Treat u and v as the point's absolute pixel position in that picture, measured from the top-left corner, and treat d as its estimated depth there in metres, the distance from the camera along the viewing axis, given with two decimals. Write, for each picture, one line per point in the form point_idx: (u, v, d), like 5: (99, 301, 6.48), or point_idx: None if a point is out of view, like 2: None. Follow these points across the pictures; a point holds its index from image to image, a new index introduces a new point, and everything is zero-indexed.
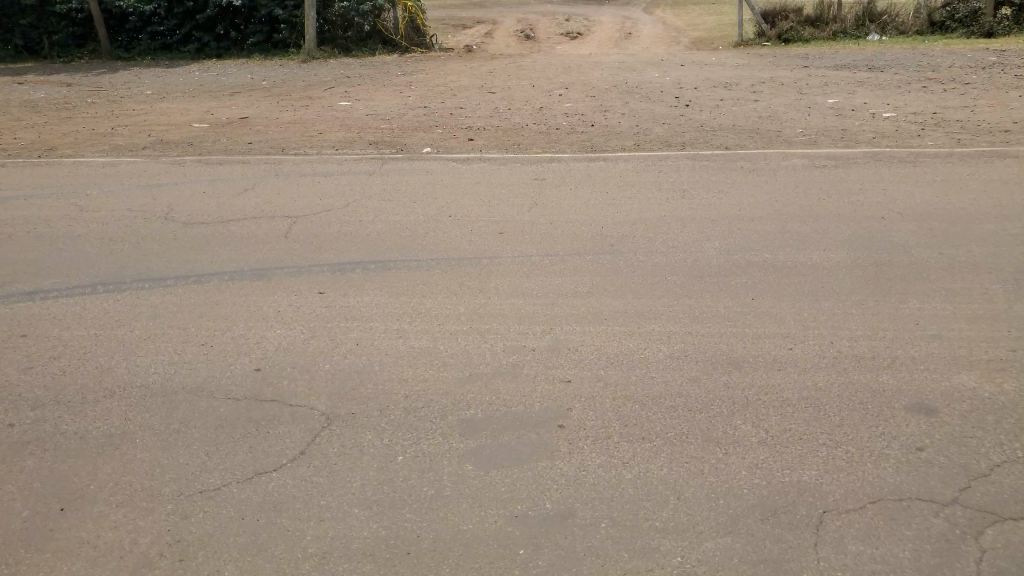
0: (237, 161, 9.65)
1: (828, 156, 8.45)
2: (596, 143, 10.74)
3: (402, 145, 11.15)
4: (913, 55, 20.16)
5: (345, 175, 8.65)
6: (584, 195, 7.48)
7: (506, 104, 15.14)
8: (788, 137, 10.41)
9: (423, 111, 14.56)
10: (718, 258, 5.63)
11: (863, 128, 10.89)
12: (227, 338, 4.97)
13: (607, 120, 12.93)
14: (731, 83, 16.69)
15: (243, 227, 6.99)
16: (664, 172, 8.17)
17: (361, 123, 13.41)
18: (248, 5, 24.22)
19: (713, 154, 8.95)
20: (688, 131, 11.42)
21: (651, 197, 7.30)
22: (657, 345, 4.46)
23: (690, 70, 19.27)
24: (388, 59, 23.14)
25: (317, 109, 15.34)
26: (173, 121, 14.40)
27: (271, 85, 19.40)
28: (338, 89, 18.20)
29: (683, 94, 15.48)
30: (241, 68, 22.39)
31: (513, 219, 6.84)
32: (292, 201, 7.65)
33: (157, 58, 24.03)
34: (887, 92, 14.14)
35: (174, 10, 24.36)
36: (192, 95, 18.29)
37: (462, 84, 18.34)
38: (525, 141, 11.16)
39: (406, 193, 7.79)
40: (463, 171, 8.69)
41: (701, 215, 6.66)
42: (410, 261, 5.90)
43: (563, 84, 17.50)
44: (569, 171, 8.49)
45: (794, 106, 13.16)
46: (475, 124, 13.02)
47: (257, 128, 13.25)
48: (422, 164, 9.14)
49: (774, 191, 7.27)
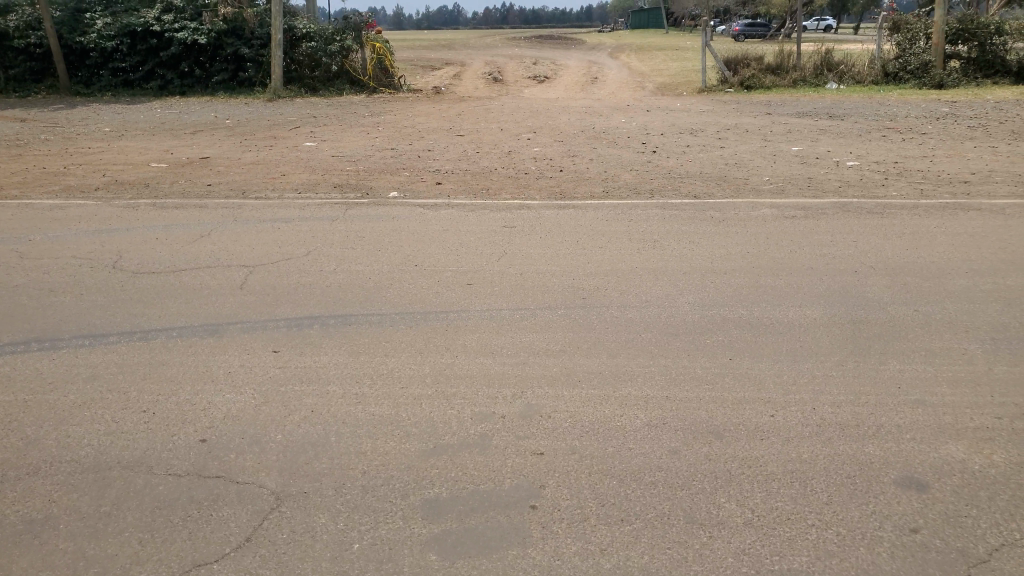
0: (194, 205, 9.31)
1: (794, 206, 8.52)
2: (565, 190, 10.65)
3: (367, 188, 10.93)
4: (870, 104, 20.68)
5: (307, 220, 8.36)
6: (555, 245, 7.28)
7: (474, 147, 15.07)
8: (755, 185, 10.45)
9: (389, 153, 14.39)
10: (694, 314, 5.44)
11: (828, 177, 10.99)
12: (171, 404, 4.63)
13: (575, 166, 12.89)
14: (697, 129, 16.87)
15: (196, 277, 6.65)
16: (635, 222, 8.04)
17: (326, 165, 13.18)
18: (213, 43, 24.00)
19: (683, 202, 8.90)
20: (656, 178, 11.42)
21: (622, 247, 7.14)
22: (633, 412, 4.22)
23: (656, 115, 19.50)
24: (355, 99, 23.04)
25: (281, 150, 15.08)
26: (130, 160, 14.01)
27: (234, 124, 19.10)
28: (303, 129, 17.99)
29: (650, 139, 15.58)
30: (204, 106, 22.07)
31: (482, 270, 6.61)
32: (249, 250, 7.33)
33: (117, 95, 23.60)
34: (849, 141, 14.38)
35: (136, 47, 24.02)
36: (152, 133, 17.91)
37: (429, 126, 18.27)
38: (493, 186, 11.02)
39: (370, 240, 7.52)
40: (429, 217, 8.46)
41: (674, 267, 6.50)
42: (373, 316, 5.60)
43: (531, 127, 17.53)
44: (539, 219, 8.31)
45: (759, 154, 13.30)
46: (442, 168, 12.87)
47: (218, 169, 12.92)
48: (387, 209, 8.89)
49: (747, 242, 7.16)
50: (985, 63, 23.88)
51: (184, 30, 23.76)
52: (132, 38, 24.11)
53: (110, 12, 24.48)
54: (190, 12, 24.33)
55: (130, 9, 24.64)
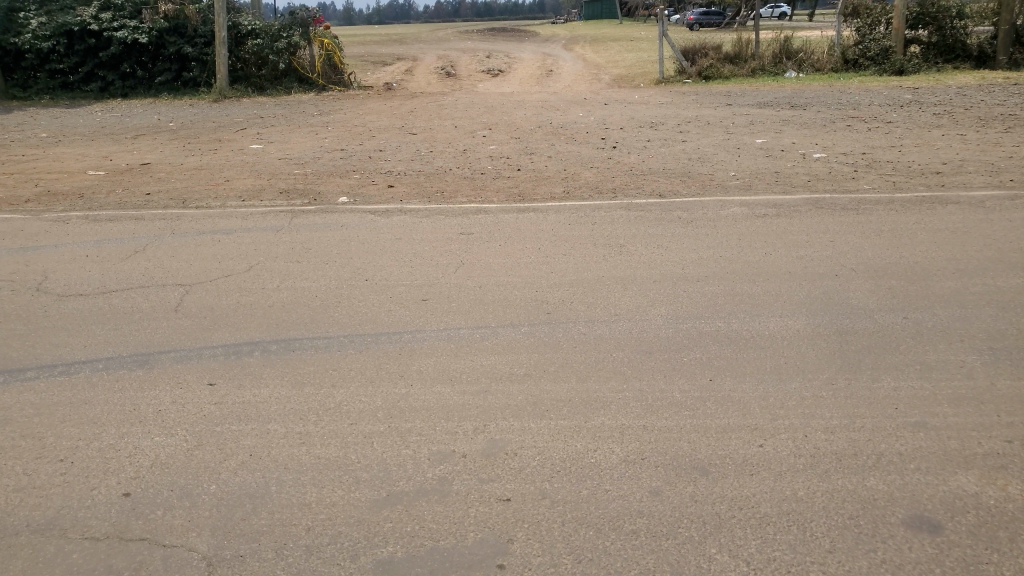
0: (131, 216, 8.63)
1: (763, 204, 8.31)
2: (524, 190, 10.25)
3: (317, 194, 10.39)
4: (831, 92, 20.66)
5: (252, 232, 7.76)
6: (515, 253, 6.84)
7: (429, 146, 14.58)
8: (722, 180, 10.22)
9: (341, 155, 13.82)
10: (666, 330, 5.08)
11: (793, 172, 10.80)
12: (89, 452, 3.90)
13: (534, 164, 12.49)
14: (658, 122, 16.63)
15: (127, 298, 5.92)
16: (598, 225, 7.65)
17: (274, 169, 12.58)
18: (155, 42, 23.06)
19: (647, 202, 8.55)
20: (619, 175, 11.08)
21: (586, 254, 6.74)
22: (609, 445, 3.82)
23: (614, 109, 19.21)
24: (306, 98, 22.34)
25: (228, 153, 14.39)
26: (67, 168, 13.20)
27: (179, 127, 18.28)
28: (251, 131, 17.28)
29: (610, 134, 15.25)
30: (147, 108, 21.15)
31: (437, 283, 6.14)
32: (187, 267, 6.68)
33: (55, 98, 22.48)
34: (812, 132, 14.25)
35: (73, 46, 22.91)
36: (91, 138, 17.03)
37: (383, 124, 17.71)
38: (449, 188, 10.56)
39: (318, 253, 6.97)
40: (382, 224, 7.98)
41: (642, 276, 6.12)
42: (319, 340, 5.11)
43: (487, 124, 17.08)
44: (497, 224, 7.87)
45: (723, 147, 13.09)
46: (396, 169, 12.37)
47: (160, 176, 12.23)
48: (337, 216, 8.36)
49: (717, 246, 6.82)
50: (945, 48, 24.11)
51: (123, 29, 22.81)
52: (69, 37, 23.02)
53: (44, 11, 23.26)
54: (129, 9, 23.32)
55: (65, 7, 23.44)
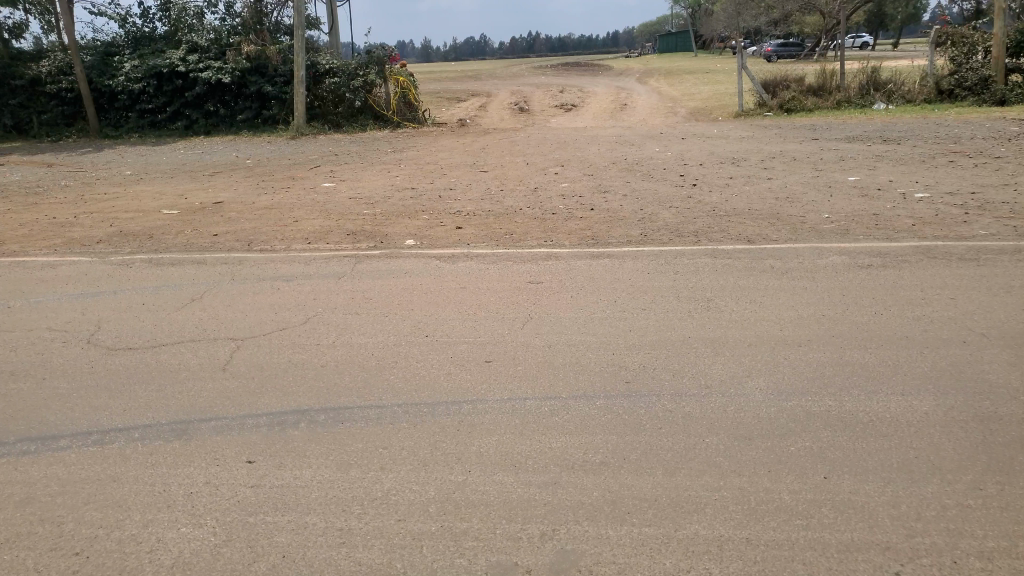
0: (195, 260, 8.47)
1: (867, 252, 7.47)
2: (599, 233, 9.66)
3: (382, 236, 10.06)
4: (926, 124, 19.40)
5: (313, 278, 7.44)
6: (589, 306, 6.23)
7: (499, 184, 14.22)
8: (814, 224, 9.40)
9: (410, 194, 13.59)
10: (767, 411, 4.37)
11: (896, 214, 9.85)
12: (107, 545, 3.48)
13: (608, 203, 11.89)
14: (739, 157, 15.83)
15: (176, 355, 5.57)
16: (680, 274, 6.98)
17: (343, 209, 12.40)
18: (238, 82, 23.70)
19: (733, 248, 7.84)
20: (700, 216, 10.38)
21: (667, 309, 6.08)
22: (705, 565, 3.16)
23: (692, 143, 18.49)
24: (379, 135, 22.49)
25: (299, 192, 14.37)
26: (144, 207, 13.40)
27: (255, 164, 18.54)
28: (323, 168, 17.35)
29: (689, 171, 14.56)
30: (227, 146, 21.65)
31: (502, 340, 5.58)
32: (242, 319, 6.36)
33: (143, 136, 23.30)
34: (911, 169, 13.18)
35: (162, 87, 23.77)
36: (172, 176, 17.42)
37: (453, 162, 17.53)
38: (518, 230, 10.07)
39: (377, 304, 6.54)
40: (446, 271, 7.52)
41: (734, 338, 5.40)
42: (371, 408, 4.60)
43: (559, 160, 16.66)
44: (568, 271, 7.30)
45: (812, 185, 12.23)
46: (465, 209, 12.00)
47: (231, 215, 12.21)
48: (400, 261, 7.96)
49: (818, 303, 6.04)
50: None
51: (208, 70, 23.35)
52: (158, 78, 23.81)
53: (137, 54, 24.23)
54: (214, 51, 23.93)
55: (157, 51, 24.37)
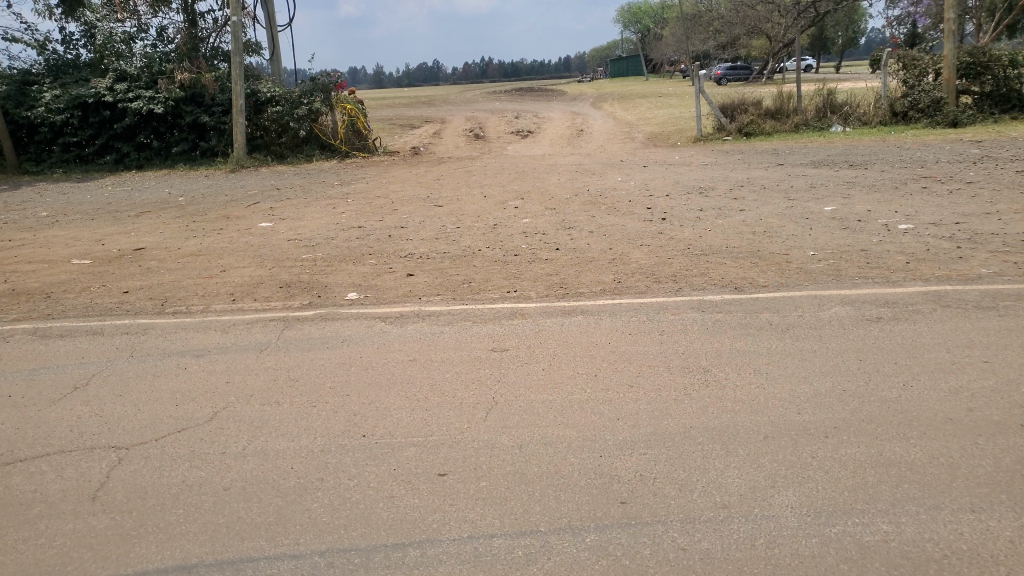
0: (93, 329, 7.16)
1: (872, 300, 6.59)
2: (567, 277, 8.68)
3: (321, 288, 8.87)
4: (886, 147, 19.05)
5: (229, 351, 6.23)
6: (563, 383, 5.14)
7: (453, 220, 13.19)
8: (802, 265, 8.59)
9: (356, 234, 12.44)
10: (807, 543, 3.30)
11: (885, 250, 9.11)
12: None
13: (572, 241, 10.93)
14: (705, 186, 15.13)
15: (34, 478, 4.34)
16: (665, 335, 5.97)
17: (280, 254, 11.18)
18: (172, 112, 22.30)
19: (720, 299, 6.90)
20: (675, 256, 9.50)
21: (657, 384, 5.04)
22: None
23: (654, 171, 17.77)
24: (325, 166, 21.31)
25: (232, 234, 13.10)
26: (54, 256, 11.95)
27: (188, 202, 17.14)
28: (263, 205, 16.07)
29: (655, 202, 13.75)
30: (160, 181, 20.18)
31: (457, 439, 4.44)
32: (133, 415, 5.12)
33: (68, 173, 21.64)
34: (887, 196, 12.56)
35: (88, 119, 22.15)
36: (95, 217, 15.92)
37: (404, 195, 16.44)
38: (475, 276, 9.02)
39: (303, 388, 5.34)
40: (393, 336, 6.38)
41: (745, 429, 4.36)
42: (282, 560, 3.45)
43: (517, 192, 15.71)
44: (534, 333, 6.24)
45: (788, 218, 11.52)
46: (417, 251, 10.90)
47: (153, 264, 10.90)
48: (335, 324, 6.78)
49: (835, 371, 5.06)
50: (1000, 98, 22.52)
51: (138, 99, 21.83)
52: (84, 109, 22.15)
53: (59, 82, 22.50)
54: (145, 79, 22.46)
55: (80, 79, 22.67)
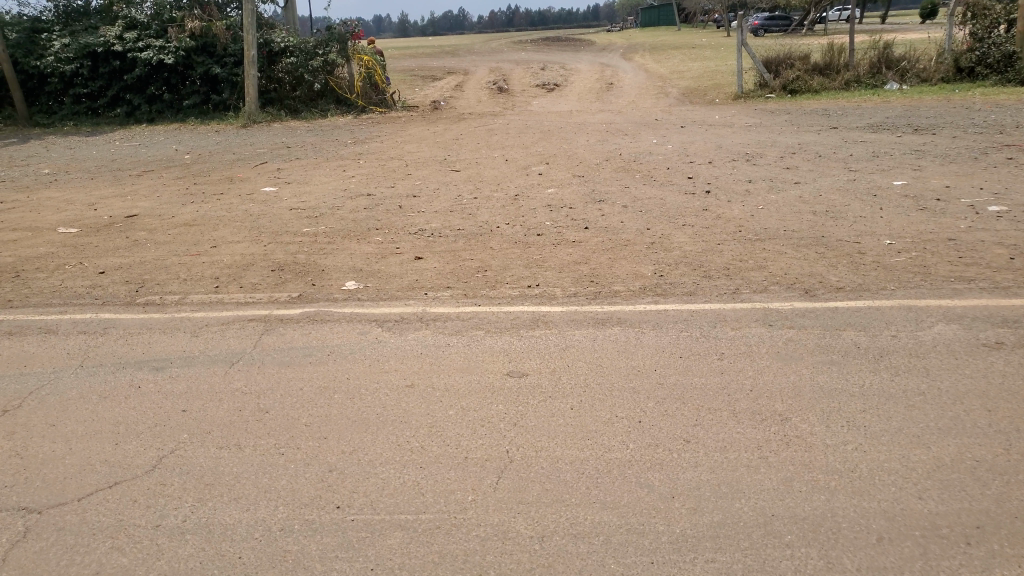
0: (47, 325, 6.05)
1: (982, 316, 5.35)
2: (600, 267, 7.49)
3: (318, 272, 7.77)
4: (953, 109, 17.31)
5: (195, 365, 5.14)
6: (597, 433, 4.02)
7: (474, 188, 12.00)
8: (878, 258, 7.35)
9: (367, 202, 11.30)
10: None
11: (975, 238, 7.80)
12: None
13: (605, 219, 9.73)
14: (752, 152, 13.73)
15: None
16: (725, 363, 4.79)
17: (282, 226, 10.09)
18: (184, 63, 21.09)
19: (788, 309, 5.69)
20: (726, 241, 8.26)
21: (722, 442, 3.90)
22: None
23: (694, 132, 16.33)
24: (342, 122, 20.10)
25: (234, 200, 12.03)
26: (40, 222, 10.94)
27: (194, 160, 16.09)
28: (271, 166, 14.95)
29: (697, 171, 12.41)
30: (169, 136, 19.11)
31: (458, 521, 3.35)
32: (61, 457, 4.00)
33: (78, 126, 20.60)
34: (963, 169, 11.12)
35: (98, 69, 21.01)
36: (94, 176, 14.90)
37: (422, 156, 15.23)
38: (495, 263, 7.90)
39: (272, 425, 4.28)
40: (390, 348, 5.29)
41: (849, 528, 3.22)
42: None
43: (545, 155, 14.42)
44: (560, 352, 5.09)
45: (854, 195, 10.18)
46: (432, 226, 9.75)
47: (143, 236, 9.87)
48: (323, 330, 5.68)
49: (956, 432, 3.88)
50: None
51: (148, 49, 20.62)
52: (93, 59, 21.01)
53: (69, 31, 21.35)
54: (155, 27, 21.20)
55: (90, 27, 21.52)
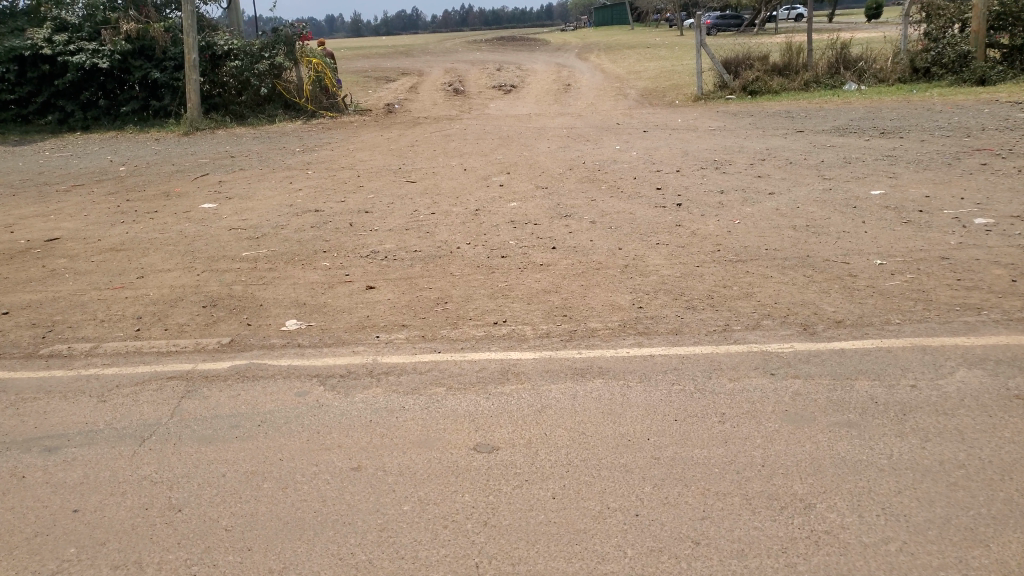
0: None
1: (1006, 359, 4.76)
2: (573, 297, 6.78)
3: (256, 308, 6.88)
4: (915, 110, 17.07)
5: (93, 444, 4.25)
6: (585, 537, 3.30)
7: (431, 202, 11.19)
8: (873, 282, 6.78)
9: (314, 220, 10.41)
10: None
11: (970, 256, 7.30)
12: None
13: (572, 237, 9.04)
14: (721, 159, 13.21)
15: None
16: (729, 429, 4.12)
17: (219, 250, 9.14)
18: (121, 67, 19.78)
19: (792, 354, 5.03)
20: (706, 266, 7.63)
21: (737, 544, 3.21)
22: None
23: (658, 137, 15.78)
24: (290, 128, 19.06)
25: (169, 218, 11.02)
26: None
27: (130, 173, 14.92)
28: (211, 179, 13.91)
29: (665, 180, 11.81)
30: (104, 145, 17.83)
31: None
32: None
33: (5, 135, 19.12)
34: (940, 177, 10.70)
35: (26, 74, 19.55)
36: (16, 191, 13.64)
37: (375, 166, 14.37)
38: (455, 292, 7.13)
39: (184, 532, 3.48)
40: (333, 414, 4.48)
41: None
42: None
43: (505, 164, 13.70)
44: (535, 415, 4.34)
45: (833, 207, 9.67)
46: (385, 248, 8.92)
47: (62, 262, 8.81)
48: (254, 390, 4.84)
49: (1013, 523, 3.24)
50: None
51: (80, 53, 19.27)
52: (21, 63, 19.53)
53: None
54: (88, 30, 19.87)
55: (17, 29, 20.04)
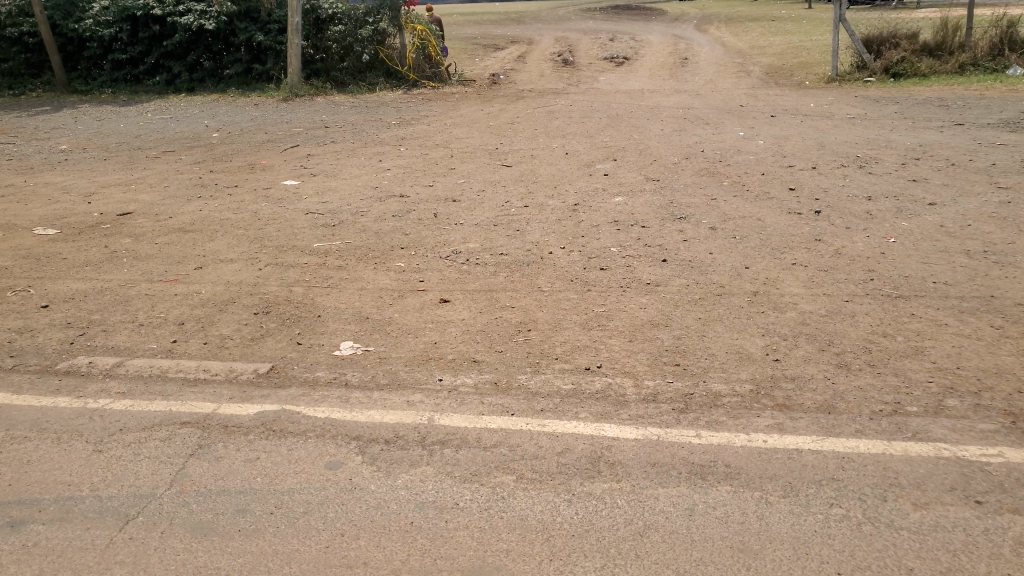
0: None
1: None
2: (689, 336, 5.45)
3: (312, 320, 5.93)
4: None
5: (64, 524, 3.34)
6: None
7: (527, 192, 10.01)
8: None
9: (397, 207, 9.44)
10: None
11: None
12: None
13: (688, 246, 7.64)
14: (865, 155, 11.36)
15: None
16: None
17: (291, 238, 8.30)
18: (226, 28, 19.46)
19: (1004, 473, 3.68)
20: (858, 301, 6.11)
21: None
22: None
23: (787, 124, 13.92)
24: (388, 98, 18.26)
25: (249, 195, 10.33)
26: (24, 215, 9.39)
27: (222, 140, 14.42)
28: (300, 151, 13.23)
29: (798, 179, 10.14)
30: (204, 108, 17.54)
31: None
32: None
33: (115, 94, 19.21)
34: None
35: (138, 34, 19.58)
36: (111, 154, 13.39)
37: (471, 144, 13.30)
38: (543, 315, 5.94)
39: None
40: (368, 505, 3.44)
41: None
42: None
43: (613, 148, 12.32)
44: (637, 548, 3.16)
45: (1016, 227, 7.82)
46: (469, 248, 7.82)
47: (125, 243, 8.17)
48: (278, 453, 3.84)
49: None
50: None
51: (189, 14, 19.09)
52: (133, 23, 19.62)
53: None
54: None
55: None
